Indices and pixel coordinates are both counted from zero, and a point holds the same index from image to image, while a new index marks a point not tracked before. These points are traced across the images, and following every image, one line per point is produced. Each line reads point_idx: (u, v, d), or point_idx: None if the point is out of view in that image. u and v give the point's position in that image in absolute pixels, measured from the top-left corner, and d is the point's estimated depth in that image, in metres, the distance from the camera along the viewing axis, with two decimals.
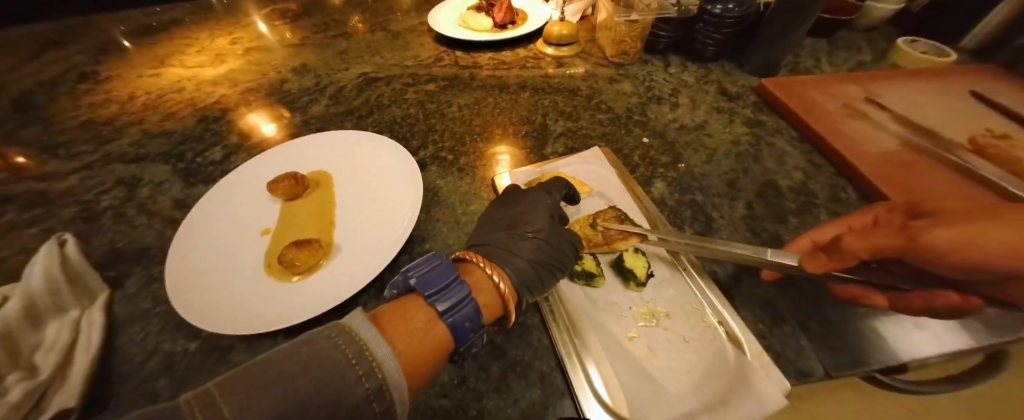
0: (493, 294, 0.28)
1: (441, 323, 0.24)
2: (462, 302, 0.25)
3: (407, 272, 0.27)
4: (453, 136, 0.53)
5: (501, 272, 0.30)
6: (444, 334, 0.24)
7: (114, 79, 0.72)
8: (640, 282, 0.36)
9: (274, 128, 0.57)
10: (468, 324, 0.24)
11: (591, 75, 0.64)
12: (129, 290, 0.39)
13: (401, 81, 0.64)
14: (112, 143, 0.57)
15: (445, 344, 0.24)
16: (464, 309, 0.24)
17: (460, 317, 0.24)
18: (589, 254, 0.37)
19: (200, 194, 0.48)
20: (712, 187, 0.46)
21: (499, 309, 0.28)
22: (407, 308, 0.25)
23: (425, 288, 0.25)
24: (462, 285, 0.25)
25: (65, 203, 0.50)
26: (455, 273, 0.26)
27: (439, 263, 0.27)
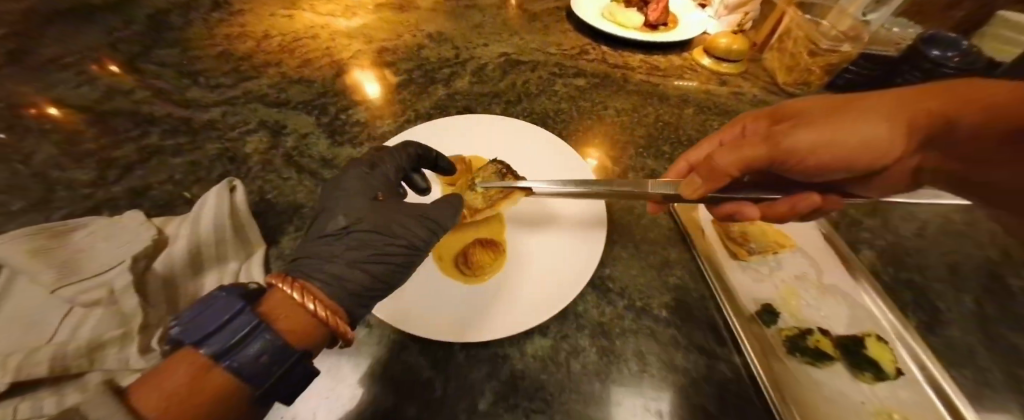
0: (299, 319, 0.21)
1: (218, 371, 0.17)
2: (252, 336, 0.18)
3: (167, 323, 0.19)
4: (616, 145, 0.48)
5: (309, 291, 0.22)
6: (219, 391, 0.17)
7: (247, 13, 0.70)
8: (878, 377, 0.30)
9: (377, 88, 0.54)
10: (267, 357, 0.18)
11: (761, 102, 0.56)
12: (283, 250, 0.37)
13: (547, 69, 0.59)
14: (252, 81, 0.55)
15: (232, 401, 0.17)
16: (247, 351, 0.18)
17: (243, 362, 0.18)
18: (819, 330, 0.32)
19: (349, 156, 0.45)
20: (930, 268, 0.39)
21: (316, 333, 0.21)
22: (162, 370, 0.17)
23: (185, 340, 0.18)
24: (237, 321, 0.18)
25: (208, 137, 0.48)
26: (225, 310, 0.19)
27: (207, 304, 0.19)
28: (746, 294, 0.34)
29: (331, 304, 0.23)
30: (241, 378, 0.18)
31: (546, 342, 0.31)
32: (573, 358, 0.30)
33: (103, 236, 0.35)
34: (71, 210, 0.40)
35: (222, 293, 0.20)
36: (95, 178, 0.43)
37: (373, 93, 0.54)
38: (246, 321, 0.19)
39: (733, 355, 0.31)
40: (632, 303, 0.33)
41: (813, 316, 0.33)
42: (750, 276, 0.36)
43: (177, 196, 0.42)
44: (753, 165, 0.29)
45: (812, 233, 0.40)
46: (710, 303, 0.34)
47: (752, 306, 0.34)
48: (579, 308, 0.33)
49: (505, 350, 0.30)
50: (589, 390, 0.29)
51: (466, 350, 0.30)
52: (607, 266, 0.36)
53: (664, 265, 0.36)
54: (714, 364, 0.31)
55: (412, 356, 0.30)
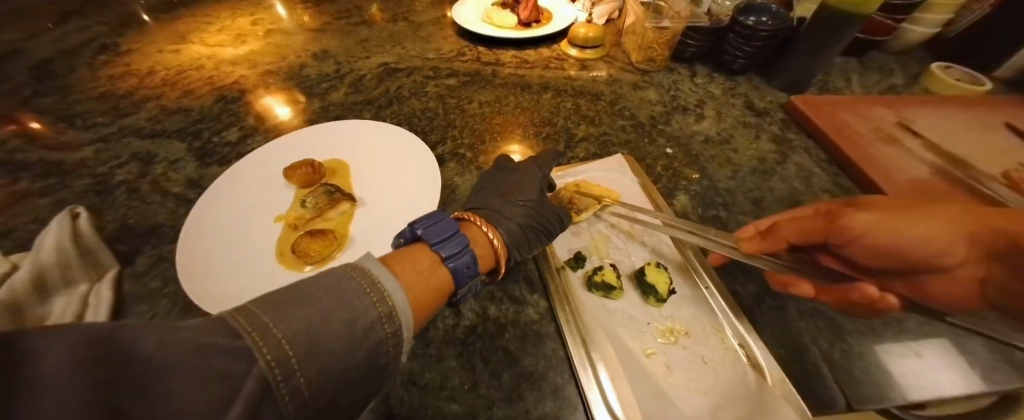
0: (488, 248, 0.32)
1: (443, 267, 0.28)
2: (463, 251, 0.29)
3: (415, 224, 0.30)
4: (473, 133, 0.52)
5: (496, 230, 0.34)
6: (446, 278, 0.28)
7: (134, 52, 0.72)
8: (660, 298, 0.35)
9: (288, 111, 0.57)
10: (466, 269, 0.28)
11: (615, 79, 0.62)
12: (136, 268, 0.39)
13: (421, 73, 0.63)
14: (130, 116, 0.57)
15: (446, 287, 0.28)
16: (463, 256, 0.28)
17: (461, 263, 0.28)
18: (609, 266, 0.36)
19: (215, 174, 0.47)
20: (736, 204, 0.45)
21: (491, 261, 0.32)
22: (413, 251, 0.28)
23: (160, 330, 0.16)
24: (460, 238, 0.30)
25: (78, 175, 0.49)
26: (455, 228, 0.30)
27: (442, 219, 0.31)
28: (562, 246, 0.39)
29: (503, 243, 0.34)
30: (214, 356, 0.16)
31: None
32: None
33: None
34: None
35: (444, 217, 0.32)
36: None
37: (283, 115, 0.56)
38: (464, 241, 0.30)
39: (540, 300, 0.35)
40: None
41: (616, 256, 0.39)
42: (570, 231, 0.41)
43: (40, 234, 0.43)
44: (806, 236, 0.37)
45: (634, 186, 0.45)
46: (530, 258, 0.39)
47: (565, 256, 0.38)
48: None
49: None
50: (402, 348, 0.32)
51: None
52: None
53: None
54: (522, 309, 0.35)
55: None
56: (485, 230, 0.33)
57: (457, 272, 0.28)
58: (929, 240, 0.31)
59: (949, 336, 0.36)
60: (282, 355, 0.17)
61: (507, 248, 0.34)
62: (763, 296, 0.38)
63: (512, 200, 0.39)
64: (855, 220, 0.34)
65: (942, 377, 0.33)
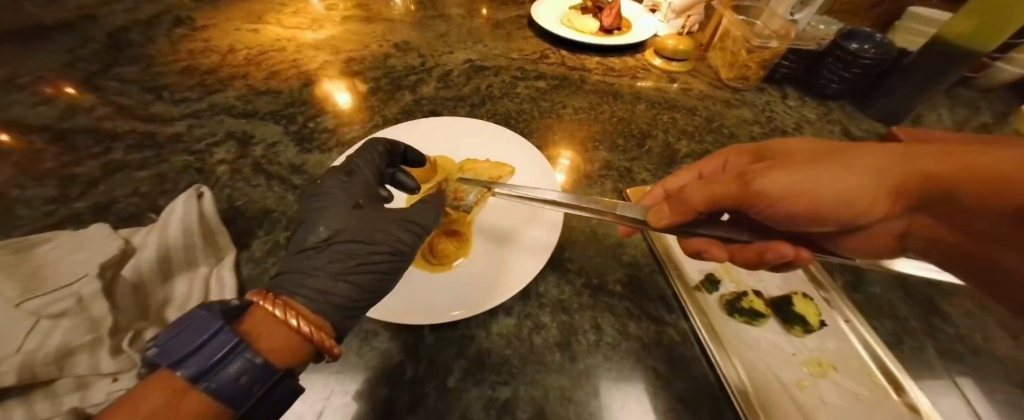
0: (285, 339, 0.23)
1: (197, 390, 0.19)
2: (232, 354, 0.20)
3: (150, 341, 0.20)
4: (574, 140, 0.51)
5: (294, 310, 0.24)
6: (198, 405, 0.19)
7: (211, 28, 0.71)
8: (804, 328, 0.35)
9: (348, 98, 0.56)
10: (238, 381, 0.20)
11: (707, 95, 0.61)
12: (254, 253, 0.37)
13: (509, 73, 0.62)
14: (218, 94, 0.56)
15: (215, 414, 0.20)
16: (227, 370, 0.20)
17: (227, 380, 0.20)
18: (754, 293, 0.36)
19: (318, 162, 0.46)
20: None
21: (288, 354, 0.23)
22: (146, 391, 0.19)
23: (164, 357, 0.20)
24: (220, 337, 0.21)
25: (175, 150, 0.48)
26: (210, 327, 0.21)
27: (201, 316, 0.21)
28: (691, 266, 0.38)
29: (313, 320, 0.25)
30: (218, 396, 0.20)
31: (509, 321, 0.33)
32: (536, 332, 0.33)
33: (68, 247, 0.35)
34: (35, 228, 0.40)
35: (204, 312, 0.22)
36: (57, 196, 0.43)
37: (344, 102, 0.55)
38: (227, 340, 0.21)
39: (680, 321, 0.35)
40: (589, 280, 0.36)
41: (749, 281, 0.38)
42: None
43: (144, 208, 0.42)
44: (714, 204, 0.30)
45: None
46: (660, 276, 0.38)
47: (696, 277, 0.38)
48: (540, 289, 0.35)
49: (471, 331, 0.33)
50: (550, 360, 0.31)
51: (434, 333, 0.33)
52: (565, 250, 0.38)
53: (618, 245, 0.39)
54: (663, 329, 0.34)
55: (383, 343, 0.32)
56: (267, 308, 0.23)
57: (223, 393, 0.20)
58: (851, 203, 0.27)
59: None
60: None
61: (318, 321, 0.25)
62: (897, 333, 0.37)
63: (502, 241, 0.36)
64: (767, 185, 0.29)
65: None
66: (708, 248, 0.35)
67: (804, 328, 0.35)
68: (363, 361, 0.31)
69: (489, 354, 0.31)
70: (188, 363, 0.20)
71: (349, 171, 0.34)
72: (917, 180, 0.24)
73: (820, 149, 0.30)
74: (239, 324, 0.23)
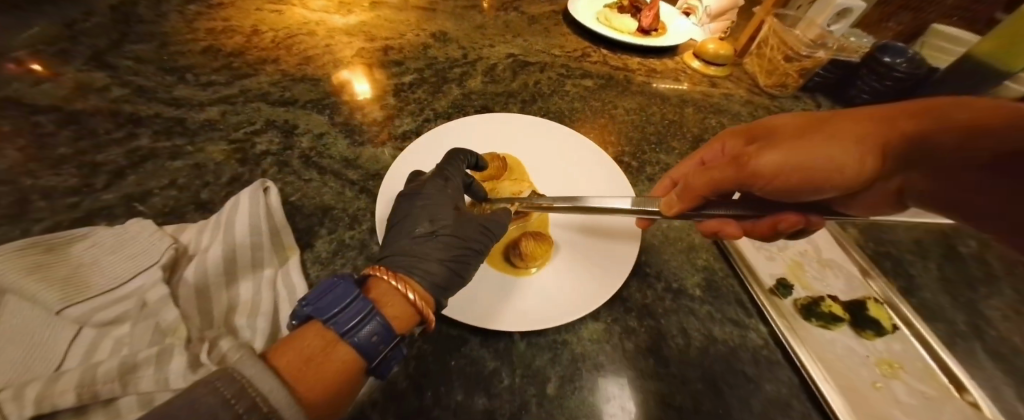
0: (403, 310, 0.25)
1: (343, 343, 0.22)
2: (365, 318, 0.22)
3: (300, 300, 0.23)
4: (630, 141, 0.51)
5: (413, 285, 0.27)
6: (347, 356, 0.21)
7: (229, 6, 0.66)
8: (875, 332, 0.36)
9: (367, 88, 0.53)
10: (375, 339, 0.22)
11: (748, 101, 0.62)
12: (318, 252, 0.35)
13: (555, 70, 0.61)
14: (249, 78, 0.52)
15: (355, 367, 0.22)
16: (363, 330, 0.22)
17: (363, 337, 0.22)
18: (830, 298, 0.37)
19: (372, 156, 0.44)
20: (902, 241, 0.46)
21: (410, 321, 0.25)
22: (303, 338, 0.21)
23: (315, 312, 0.22)
24: (359, 300, 0.23)
25: (211, 138, 0.44)
26: (352, 292, 0.23)
27: (340, 283, 0.24)
28: (763, 270, 0.38)
29: (424, 295, 0.27)
30: (359, 350, 0.22)
31: (598, 326, 0.32)
32: (626, 337, 0.32)
33: (110, 244, 0.31)
34: (59, 220, 0.36)
35: (339, 280, 0.24)
36: (77, 185, 0.39)
37: (363, 92, 0.52)
38: (363, 304, 0.23)
39: (760, 324, 0.35)
40: (669, 284, 0.36)
41: (817, 285, 0.38)
42: (765, 255, 0.40)
43: (184, 201, 0.38)
44: (721, 187, 0.30)
45: None
46: (734, 280, 0.38)
47: (768, 281, 0.38)
48: (624, 293, 0.35)
49: (560, 336, 0.32)
50: (644, 366, 0.30)
51: (523, 338, 0.31)
52: (642, 253, 0.38)
53: (690, 249, 0.39)
54: (746, 333, 0.34)
55: (474, 349, 0.30)
56: (390, 282, 0.26)
57: (360, 348, 0.22)
58: (842, 170, 0.28)
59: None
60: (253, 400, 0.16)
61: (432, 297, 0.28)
62: (952, 336, 0.38)
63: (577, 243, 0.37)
64: (763, 164, 0.30)
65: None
66: (724, 227, 0.34)
67: (873, 332, 0.36)
68: (456, 369, 0.29)
69: (584, 359, 0.30)
70: (331, 321, 0.22)
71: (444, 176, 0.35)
72: (905, 133, 0.26)
73: (785, 126, 0.33)
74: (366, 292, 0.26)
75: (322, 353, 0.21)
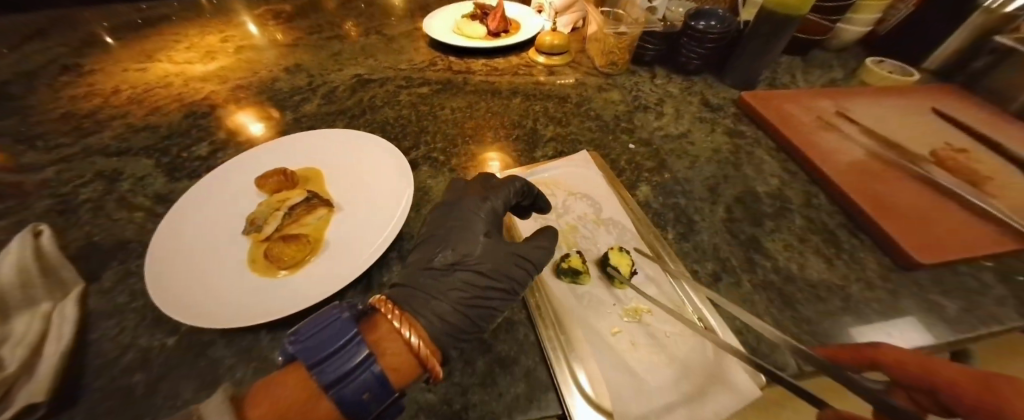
0: (401, 353, 0.26)
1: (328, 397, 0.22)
2: (363, 367, 0.23)
3: (294, 335, 0.24)
4: (445, 138, 0.54)
5: (413, 325, 0.27)
6: (330, 411, 0.22)
7: (98, 72, 0.71)
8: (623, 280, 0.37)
9: (262, 127, 0.57)
10: (366, 394, 0.23)
11: (581, 83, 0.65)
12: (104, 284, 0.38)
13: (395, 83, 0.65)
14: (94, 136, 0.56)
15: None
16: (357, 377, 0.22)
17: (353, 390, 0.22)
18: (576, 253, 0.39)
19: (186, 189, 0.47)
20: (694, 192, 0.48)
21: (412, 369, 0.25)
22: (287, 382, 0.23)
23: (306, 355, 0.23)
24: (353, 349, 0.23)
25: (40, 196, 0.48)
26: (348, 334, 0.24)
27: (336, 320, 0.25)
28: None
29: (426, 339, 0.27)
30: (347, 406, 0.22)
31: None
32: None
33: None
34: None
35: (340, 316, 0.25)
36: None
37: (258, 131, 0.56)
38: (358, 349, 0.23)
39: None
40: None
41: (583, 245, 0.41)
42: (539, 224, 0.42)
43: None
44: None
45: (599, 181, 0.47)
46: None
47: (534, 247, 0.41)
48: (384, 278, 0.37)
49: None
50: None
51: (271, 335, 0.34)
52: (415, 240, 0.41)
53: None
54: None
55: (218, 351, 0.33)
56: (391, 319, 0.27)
57: (346, 402, 0.22)
58: None
59: (895, 298, 0.39)
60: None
61: (433, 340, 0.28)
62: (719, 271, 0.40)
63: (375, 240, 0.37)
64: None
65: (921, 330, 0.36)
66: None
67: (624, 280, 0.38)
68: (192, 369, 0.31)
69: None
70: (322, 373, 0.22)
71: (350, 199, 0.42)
72: None
73: None
74: (367, 331, 0.26)
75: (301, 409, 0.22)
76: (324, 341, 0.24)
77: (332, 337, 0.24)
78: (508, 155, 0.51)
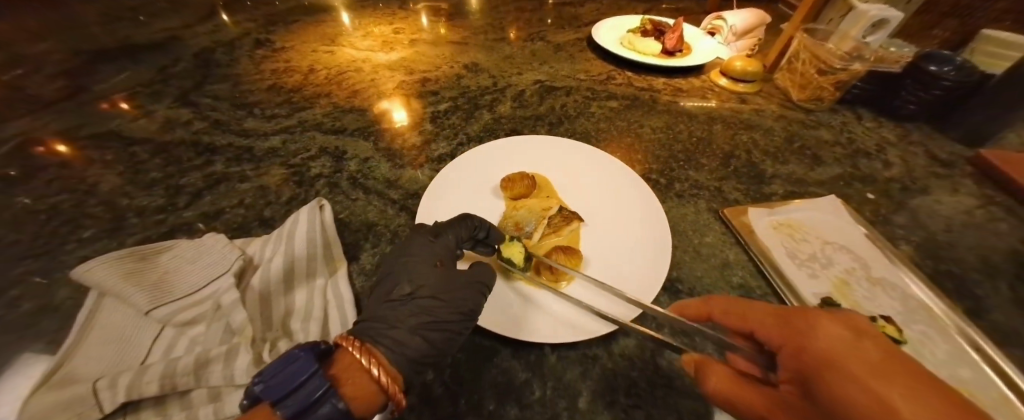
0: (364, 386, 0.25)
1: None
2: (320, 400, 0.23)
3: (257, 376, 0.23)
4: (657, 159, 0.51)
5: (371, 354, 0.27)
6: None
7: (290, 50, 0.76)
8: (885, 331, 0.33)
9: (404, 116, 0.58)
10: None
11: (781, 116, 0.61)
12: (365, 265, 0.38)
13: (580, 93, 0.64)
14: (305, 111, 0.59)
15: None
16: (317, 413, 0.22)
17: None
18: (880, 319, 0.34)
19: (411, 177, 0.48)
20: (966, 261, 0.42)
21: (377, 402, 0.25)
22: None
23: (269, 393, 0.22)
24: (315, 382, 0.23)
25: (273, 163, 0.50)
26: (311, 368, 0.23)
27: (298, 357, 0.23)
28: (807, 289, 0.36)
29: (391, 371, 0.27)
30: None
31: (629, 341, 0.32)
32: (659, 354, 0.32)
33: (199, 257, 0.37)
34: (149, 235, 0.42)
35: (300, 353, 0.24)
36: (165, 205, 0.45)
37: (400, 120, 0.58)
38: (319, 384, 0.23)
39: None
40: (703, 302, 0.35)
41: (868, 305, 0.36)
42: (807, 273, 0.38)
43: (250, 218, 0.43)
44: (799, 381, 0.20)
45: (858, 233, 0.42)
46: (774, 298, 0.36)
47: (814, 300, 0.35)
48: (655, 309, 0.35)
49: (590, 350, 0.32)
50: (680, 384, 0.30)
51: (555, 352, 0.31)
52: (672, 269, 0.38)
53: (725, 266, 0.38)
54: None
55: (505, 360, 0.31)
56: (356, 356, 0.26)
57: None
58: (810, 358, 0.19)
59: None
60: None
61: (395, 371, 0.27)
62: None
63: (639, 275, 0.35)
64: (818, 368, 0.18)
65: None
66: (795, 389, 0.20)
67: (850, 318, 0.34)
68: (487, 377, 0.30)
69: (615, 376, 0.30)
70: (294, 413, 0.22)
71: (435, 233, 0.35)
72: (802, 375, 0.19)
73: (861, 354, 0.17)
74: (327, 365, 0.25)
75: None
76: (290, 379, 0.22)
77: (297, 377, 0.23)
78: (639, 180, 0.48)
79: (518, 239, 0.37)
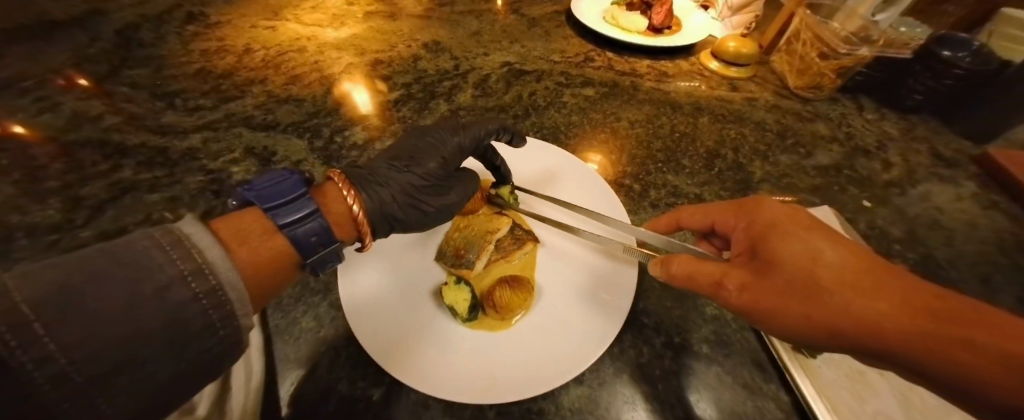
0: (345, 215, 0.26)
1: (280, 235, 0.22)
2: (308, 216, 0.23)
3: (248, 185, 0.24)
4: (633, 160, 0.47)
5: (359, 194, 0.27)
6: (283, 246, 0.22)
7: (225, 24, 0.65)
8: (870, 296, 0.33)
9: (368, 101, 0.52)
10: (314, 238, 0.23)
11: (773, 106, 0.56)
12: (283, 298, 0.32)
13: (552, 79, 0.58)
14: (235, 101, 0.51)
15: (287, 256, 0.22)
16: (304, 226, 0.23)
17: (303, 231, 0.23)
18: None
19: None
20: (964, 281, 0.38)
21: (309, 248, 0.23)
22: (239, 218, 0.22)
23: (261, 198, 0.23)
24: (310, 200, 0.24)
25: (190, 168, 0.43)
26: (304, 188, 0.24)
27: (286, 177, 0.25)
28: None
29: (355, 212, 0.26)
30: (297, 243, 0.23)
31: (582, 391, 0.28)
32: (615, 406, 0.27)
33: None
34: (19, 260, 0.34)
35: (292, 177, 0.25)
36: (43, 221, 0.37)
37: (363, 104, 0.52)
38: (309, 202, 0.24)
39: (780, 391, 0.29)
40: (670, 339, 0.31)
41: None
42: None
43: None
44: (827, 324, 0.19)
45: None
46: (751, 333, 0.32)
47: None
48: (615, 349, 0.30)
49: (535, 404, 0.27)
50: None
51: (494, 407, 0.27)
52: (639, 299, 0.33)
53: (699, 293, 0.34)
54: (764, 403, 0.28)
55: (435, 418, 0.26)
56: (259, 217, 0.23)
57: (298, 241, 0.23)
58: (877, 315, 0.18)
59: None
60: (194, 266, 0.17)
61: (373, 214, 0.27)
62: None
63: (594, 305, 0.31)
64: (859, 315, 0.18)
65: None
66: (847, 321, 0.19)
67: None
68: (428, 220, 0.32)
69: None
70: (314, 261, 0.23)
71: (378, 268, 0.31)
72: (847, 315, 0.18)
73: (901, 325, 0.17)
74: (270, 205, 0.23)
75: (265, 253, 0.21)
76: (138, 277, 0.15)
77: (139, 274, 0.15)
78: (609, 162, 0.46)
79: (466, 281, 0.30)
